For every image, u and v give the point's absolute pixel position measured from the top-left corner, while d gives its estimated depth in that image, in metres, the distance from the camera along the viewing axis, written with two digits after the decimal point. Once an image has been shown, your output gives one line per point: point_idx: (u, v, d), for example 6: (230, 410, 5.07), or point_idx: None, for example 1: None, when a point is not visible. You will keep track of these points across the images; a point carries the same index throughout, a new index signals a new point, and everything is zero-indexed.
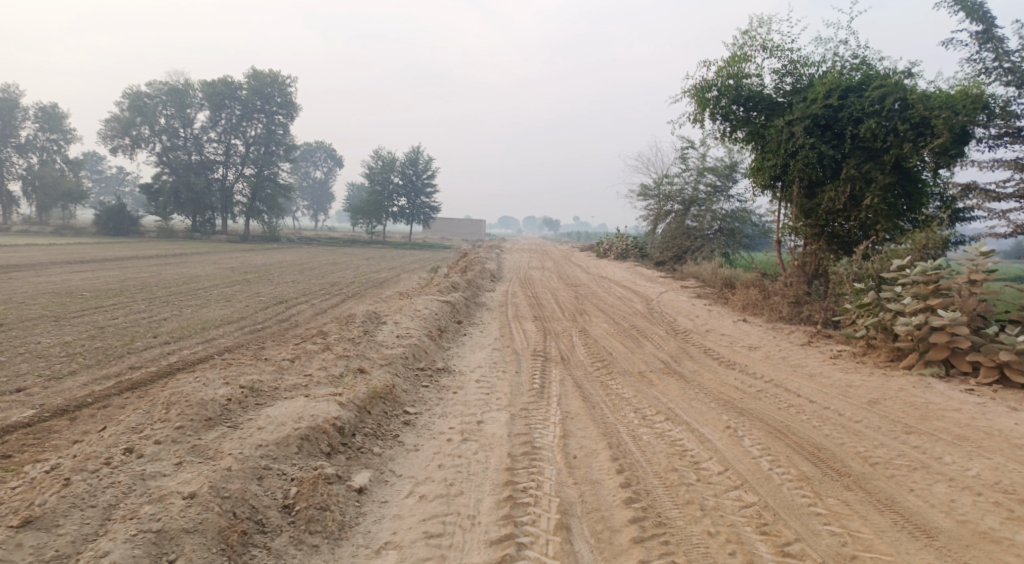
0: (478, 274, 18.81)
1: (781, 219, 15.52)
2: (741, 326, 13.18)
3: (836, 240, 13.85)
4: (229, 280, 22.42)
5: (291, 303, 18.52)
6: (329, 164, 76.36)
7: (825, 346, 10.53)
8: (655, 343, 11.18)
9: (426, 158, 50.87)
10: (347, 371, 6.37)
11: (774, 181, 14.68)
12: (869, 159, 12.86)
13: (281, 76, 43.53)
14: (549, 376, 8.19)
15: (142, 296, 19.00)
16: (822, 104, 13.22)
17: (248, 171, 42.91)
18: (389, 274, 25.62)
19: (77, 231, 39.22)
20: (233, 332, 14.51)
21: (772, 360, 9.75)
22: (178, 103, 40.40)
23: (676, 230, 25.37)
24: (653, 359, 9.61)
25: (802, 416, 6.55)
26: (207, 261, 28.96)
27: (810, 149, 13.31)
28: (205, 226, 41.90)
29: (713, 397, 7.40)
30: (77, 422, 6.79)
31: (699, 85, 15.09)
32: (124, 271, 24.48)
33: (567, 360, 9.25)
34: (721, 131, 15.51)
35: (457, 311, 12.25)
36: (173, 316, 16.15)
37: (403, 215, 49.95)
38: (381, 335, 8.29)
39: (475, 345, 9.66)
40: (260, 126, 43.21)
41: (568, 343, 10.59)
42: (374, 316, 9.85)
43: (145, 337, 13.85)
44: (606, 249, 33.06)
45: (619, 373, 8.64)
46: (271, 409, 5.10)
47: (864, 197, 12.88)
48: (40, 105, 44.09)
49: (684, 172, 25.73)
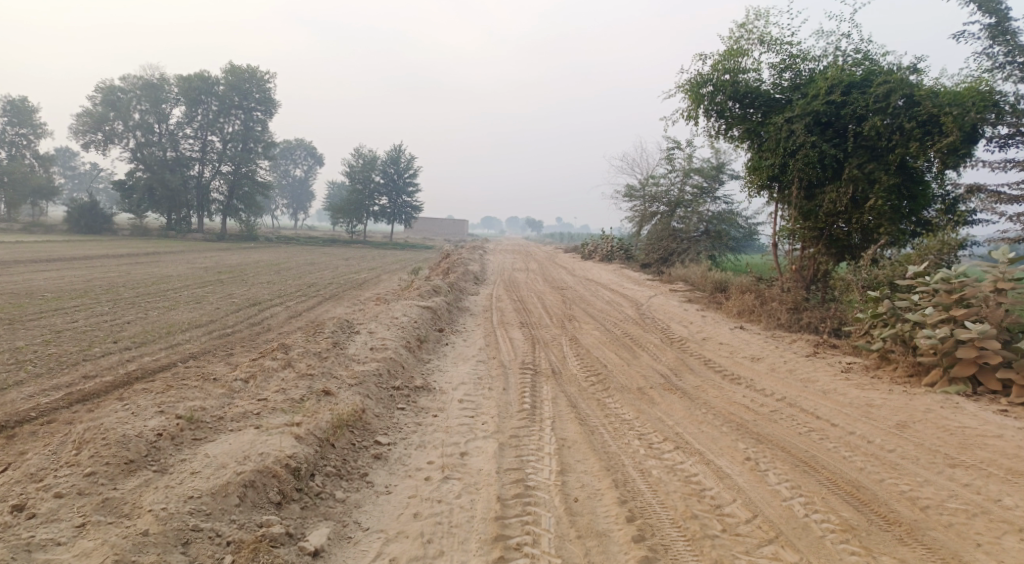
0: (460, 277, 17.98)
1: (776, 222, 14.83)
2: (739, 334, 12.48)
3: (836, 244, 13.19)
4: (201, 281, 21.36)
5: (265, 305, 17.54)
6: (309, 163, 75.05)
7: (833, 358, 9.83)
8: (651, 353, 10.43)
9: (407, 157, 49.86)
10: (310, 394, 5.50)
11: (771, 182, 13.98)
12: (873, 159, 12.20)
13: (260, 72, 42.31)
14: (539, 394, 7.37)
15: (108, 297, 17.92)
16: (823, 101, 12.55)
17: (225, 169, 41.62)
18: (369, 275, 24.69)
19: (46, 229, 37.70)
20: (201, 337, 13.54)
21: (779, 374, 9.04)
22: (152, 98, 39.07)
23: (662, 231, 24.58)
24: (652, 372, 8.85)
25: (828, 444, 5.81)
26: (180, 260, 27.75)
27: (810, 147, 12.63)
28: (181, 224, 40.61)
29: (724, 419, 6.63)
30: (5, 444, 5.88)
31: (695, 80, 14.42)
32: (90, 270, 23.25)
33: (559, 374, 8.45)
34: (715, 129, 14.80)
35: (439, 318, 11.43)
36: (137, 319, 15.12)
37: (383, 214, 48.79)
38: (353, 347, 7.45)
39: (458, 357, 8.83)
40: (237, 122, 41.91)
41: (558, 353, 9.79)
42: (346, 324, 8.97)
43: (105, 342, 12.83)
44: (590, 251, 32.38)
45: (616, 389, 7.85)
46: (212, 445, 4.25)
47: (867, 198, 12.19)
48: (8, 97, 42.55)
49: (671, 172, 25.10)
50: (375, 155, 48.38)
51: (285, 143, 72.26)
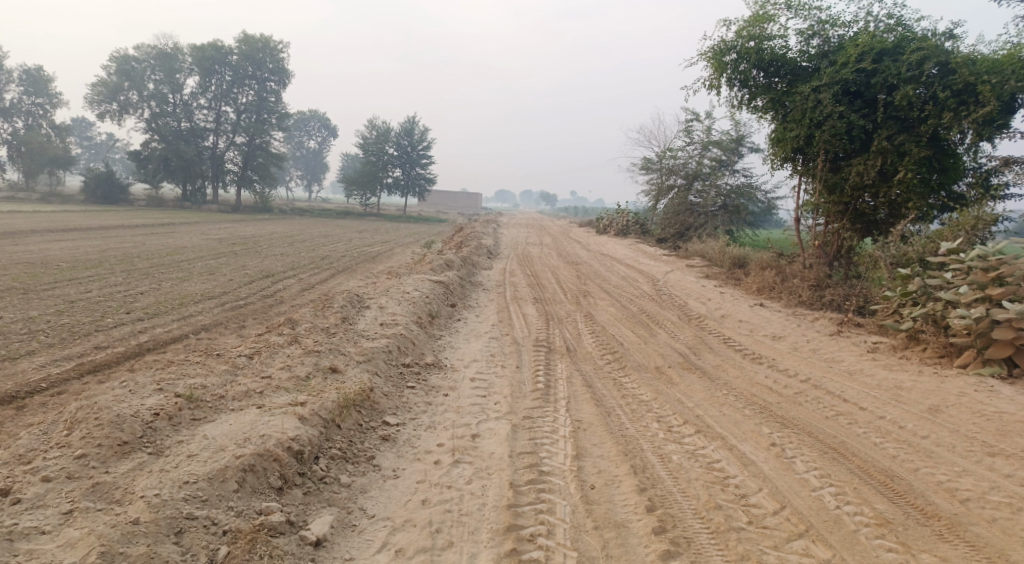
0: (474, 251, 17.71)
1: (799, 196, 14.39)
2: (759, 312, 12.16)
3: (861, 219, 12.77)
4: (214, 252, 21.25)
5: (279, 277, 17.41)
6: (323, 134, 74.63)
7: (858, 337, 9.51)
8: (669, 330, 10.16)
9: (421, 129, 49.38)
10: (316, 371, 5.31)
11: (795, 154, 13.51)
12: (903, 131, 11.71)
13: (274, 42, 41.83)
14: (554, 372, 7.14)
15: (122, 267, 17.85)
16: (852, 69, 12.03)
17: (240, 140, 41.39)
18: (382, 248, 24.50)
19: (63, 199, 37.81)
20: (214, 308, 13.43)
21: (802, 354, 8.75)
22: (166, 67, 38.78)
23: (679, 206, 24.10)
24: (669, 351, 8.59)
25: (857, 429, 5.54)
26: (194, 231, 27.65)
27: (838, 118, 12.16)
28: (196, 195, 40.57)
29: (747, 401, 6.37)
30: (14, 416, 5.77)
31: (718, 47, 13.91)
32: (106, 241, 23.21)
33: (574, 352, 8.20)
34: (738, 99, 14.31)
35: (452, 293, 11.21)
36: (151, 290, 15.03)
37: (397, 186, 48.51)
38: (362, 322, 7.25)
39: (470, 333, 8.61)
40: (251, 92, 41.55)
41: (574, 330, 9.55)
42: (356, 299, 8.75)
43: (118, 313, 12.74)
44: (605, 225, 31.93)
45: (633, 368, 7.60)
46: (211, 427, 4.07)
47: (895, 172, 11.71)
48: (24, 67, 42.45)
49: (689, 145, 24.55)
50: (389, 127, 47.90)
51: (298, 114, 71.82)
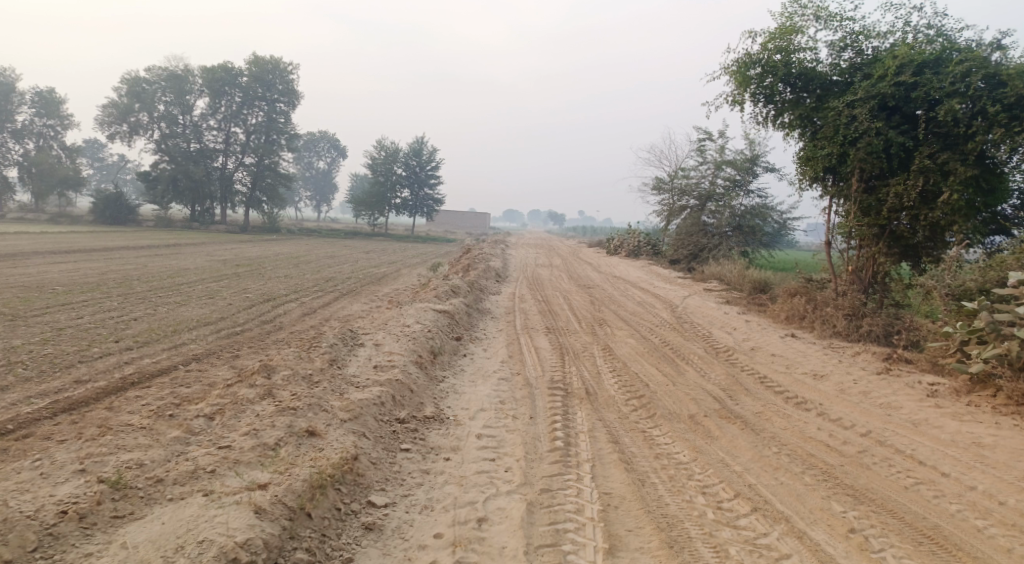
0: (482, 274, 16.77)
1: (830, 218, 13.38)
2: (791, 344, 11.18)
3: (899, 243, 11.72)
4: (217, 275, 20.41)
5: (280, 301, 16.52)
6: (332, 155, 74.33)
7: (911, 378, 8.50)
8: (698, 367, 9.19)
9: (430, 149, 48.99)
10: (290, 434, 4.39)
11: (826, 173, 12.53)
12: (946, 148, 10.72)
13: (283, 63, 41.41)
14: (573, 424, 6.15)
15: (120, 291, 17.00)
16: (890, 82, 11.09)
17: (249, 160, 40.84)
18: (389, 270, 23.60)
19: (72, 219, 37.23)
20: (208, 336, 12.50)
21: (851, 398, 7.73)
22: (176, 89, 38.38)
23: (691, 226, 23.11)
24: (702, 394, 7.59)
25: (949, 506, 4.54)
26: (199, 253, 26.85)
27: (874, 135, 11.21)
28: (205, 215, 39.99)
29: (804, 464, 5.40)
30: None
31: (741, 61, 13.07)
32: (106, 262, 22.43)
33: (595, 396, 7.21)
34: (763, 116, 13.41)
35: (457, 323, 10.29)
36: (145, 316, 14.14)
37: (405, 206, 47.91)
38: (353, 366, 6.33)
39: (477, 373, 7.64)
40: (261, 113, 41.03)
41: (593, 367, 8.58)
42: (349, 334, 7.82)
43: (106, 341, 11.83)
44: (615, 246, 30.95)
45: (664, 418, 6.59)
46: (135, 530, 3.39)
47: (939, 192, 10.66)
48: (36, 89, 42.29)
49: (702, 164, 23.70)
50: (397, 147, 47.45)
51: (307, 135, 71.62)
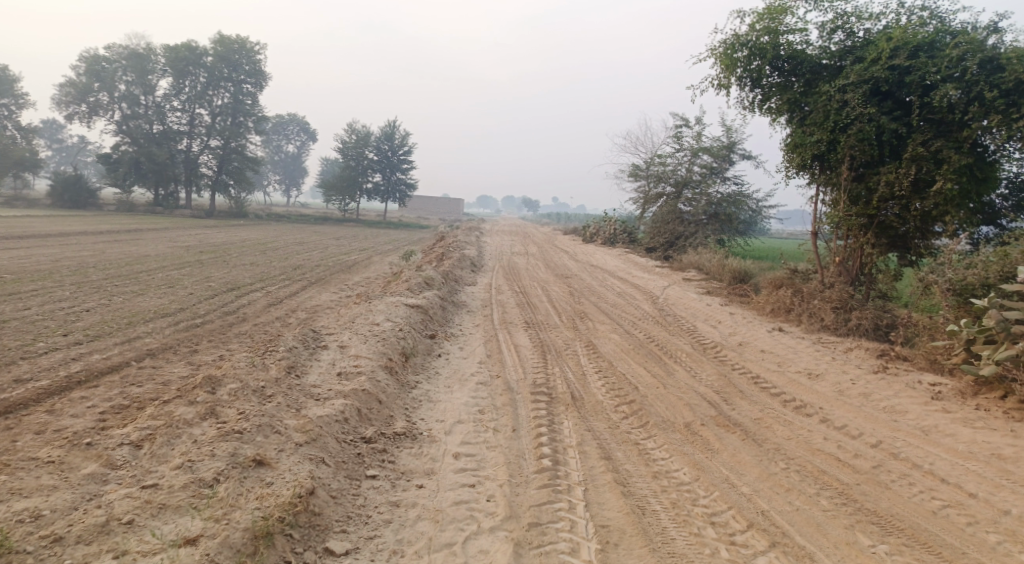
0: (456, 264, 16.06)
1: (816, 208, 12.87)
2: (779, 338, 10.75)
3: (887, 233, 11.23)
4: (179, 262, 19.35)
5: (245, 290, 15.63)
6: (302, 138, 72.60)
7: (910, 378, 8.09)
8: (686, 365, 8.68)
9: (401, 133, 47.96)
10: (233, 466, 3.80)
11: (814, 162, 11.98)
12: (939, 135, 10.23)
13: (250, 43, 39.94)
14: (560, 437, 5.56)
15: (73, 279, 15.91)
16: (884, 66, 10.56)
17: (215, 143, 39.36)
18: (361, 257, 22.76)
19: (29, 203, 35.50)
20: (166, 329, 11.63)
21: (851, 400, 7.25)
22: (138, 68, 36.64)
23: (668, 214, 22.69)
24: (695, 398, 7.03)
25: (987, 537, 4.18)
26: (162, 239, 25.60)
27: (867, 121, 10.68)
28: (169, 199, 38.49)
29: (814, 482, 4.91)
30: None
31: (728, 43, 12.51)
32: (61, 249, 21.18)
33: (581, 401, 6.62)
34: (749, 101, 12.86)
35: (431, 319, 9.63)
36: (98, 306, 13.16)
37: (377, 192, 46.87)
38: (314, 377, 5.66)
39: (452, 377, 6.97)
40: (227, 95, 39.55)
41: (577, 368, 7.98)
42: (310, 334, 7.09)
43: (53, 335, 10.88)
44: (590, 234, 30.35)
45: (658, 427, 6.02)
46: None
47: (932, 181, 10.16)
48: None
49: (678, 151, 23.20)
50: (368, 131, 46.33)
51: (275, 118, 69.76)
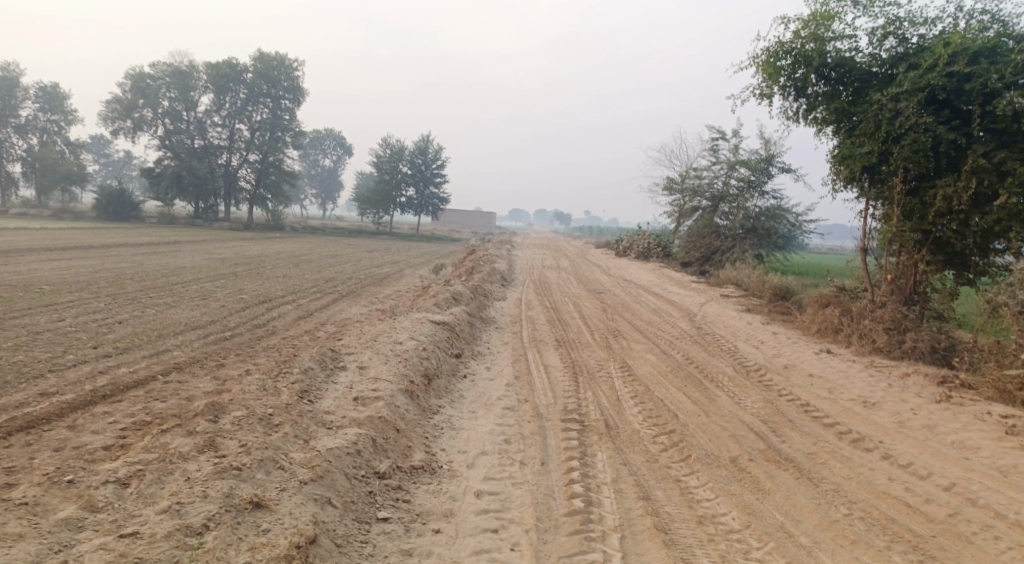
0: (486, 278, 15.68)
1: (866, 223, 11.99)
2: (828, 361, 10.09)
3: (944, 250, 10.28)
4: (213, 274, 19.29)
5: (276, 303, 15.44)
6: (338, 152, 73.37)
7: (977, 409, 7.41)
8: (729, 390, 8.11)
9: (435, 147, 47.78)
10: (226, 510, 3.58)
11: (863, 175, 11.05)
12: (1003, 146, 9.25)
13: (289, 60, 40.39)
14: (594, 471, 5.07)
15: (109, 291, 15.90)
16: (941, 73, 9.60)
17: (253, 157, 39.82)
18: (392, 270, 22.52)
19: (75, 216, 36.27)
20: (195, 342, 11.42)
21: (914, 434, 6.61)
22: (181, 85, 37.25)
23: (704, 228, 22.01)
24: (741, 428, 6.46)
25: None
26: (199, 250, 25.70)
27: (922, 131, 9.74)
28: (208, 212, 38.98)
29: (879, 533, 4.37)
30: None
31: (770, 50, 11.82)
32: (101, 260, 21.36)
33: (615, 430, 6.12)
34: (793, 112, 12.14)
35: (458, 337, 9.23)
36: (131, 318, 13.05)
37: (410, 205, 46.79)
38: (327, 403, 5.27)
39: (478, 401, 6.53)
40: (266, 110, 40.02)
41: (612, 392, 7.46)
42: (329, 355, 6.73)
43: (83, 347, 10.75)
44: (623, 248, 29.66)
45: (701, 462, 5.49)
46: None
47: (996, 196, 9.18)
48: (40, 83, 41.30)
49: (714, 164, 22.54)
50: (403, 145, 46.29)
51: (312, 133, 70.68)
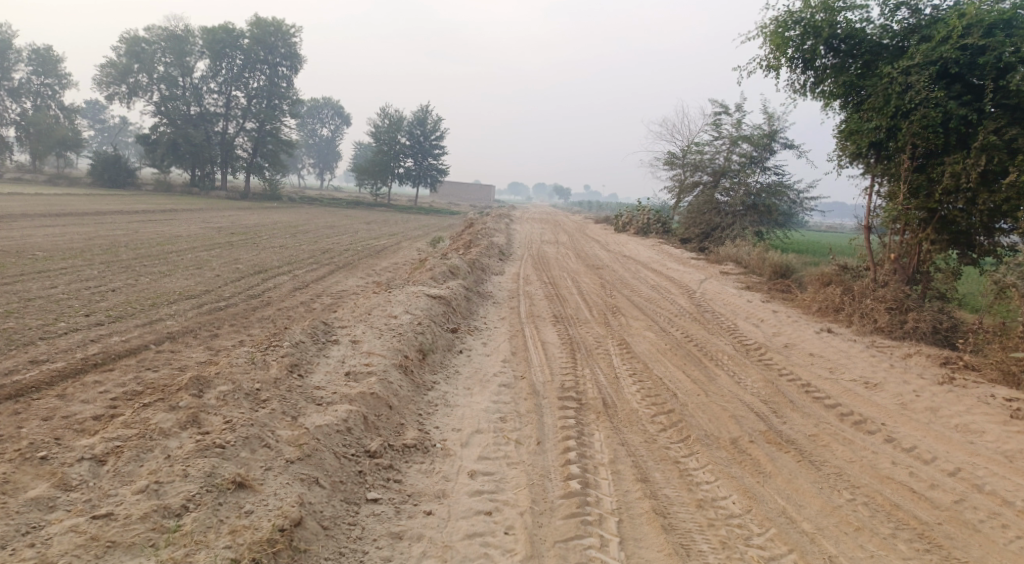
0: (484, 252, 15.49)
1: (870, 201, 11.76)
2: (828, 340, 9.96)
3: (949, 229, 10.06)
4: (209, 243, 19.05)
5: (271, 273, 15.24)
6: (337, 122, 72.58)
7: (981, 392, 7.28)
8: (729, 369, 7.98)
9: (434, 118, 47.15)
10: (207, 490, 3.47)
11: (870, 151, 10.78)
12: (1015, 123, 8.98)
13: (286, 26, 39.63)
14: (591, 452, 4.94)
15: (103, 259, 15.68)
16: (954, 46, 9.28)
17: (250, 125, 39.26)
18: (390, 242, 22.29)
19: (71, 182, 35.84)
20: (188, 311, 11.24)
21: (917, 416, 6.49)
22: (177, 50, 36.55)
23: (705, 204, 21.75)
24: (741, 408, 6.33)
25: None
26: (195, 219, 25.40)
27: (932, 105, 9.45)
28: (205, 180, 38.54)
29: (883, 520, 4.26)
30: None
31: (779, 20, 11.46)
32: (95, 227, 21.08)
33: (613, 408, 5.98)
34: (800, 85, 11.82)
35: (454, 311, 9.06)
36: (124, 287, 12.85)
37: (408, 176, 46.38)
38: (317, 378, 5.12)
39: (473, 377, 6.37)
40: (263, 77, 39.37)
41: (610, 370, 7.31)
42: (321, 328, 6.56)
43: (75, 315, 10.57)
44: (623, 222, 29.38)
45: (701, 443, 5.36)
46: None
47: (1005, 174, 8.93)
48: (34, 46, 40.54)
49: (716, 139, 22.22)
50: (401, 115, 45.76)
51: (310, 101, 69.80)
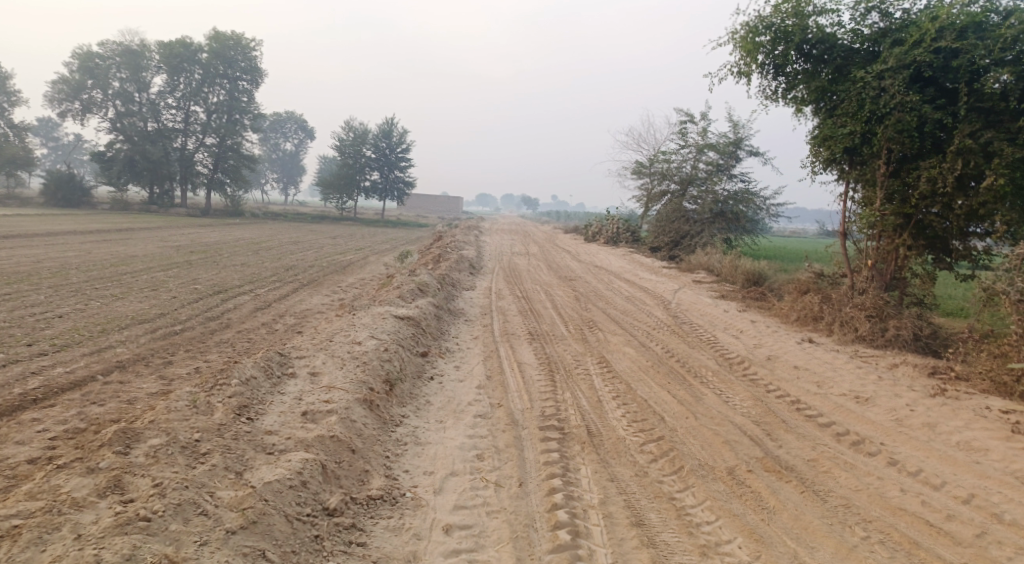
0: (453, 266, 14.97)
1: (845, 208, 11.49)
2: (811, 351, 9.65)
3: (924, 234, 9.74)
4: (166, 263, 18.17)
5: (231, 293, 14.49)
6: (300, 136, 71.49)
7: (975, 404, 7.01)
8: (716, 386, 7.57)
9: (399, 130, 46.59)
10: None
11: (844, 157, 10.47)
12: (989, 126, 8.68)
13: (246, 39, 38.73)
14: (579, 491, 4.47)
15: (51, 282, 14.76)
16: (928, 49, 9.03)
17: (210, 141, 38.14)
18: (356, 258, 21.59)
19: (21, 202, 34.33)
20: (141, 337, 10.48)
21: (914, 433, 6.17)
22: (132, 65, 35.39)
23: (673, 212, 21.52)
24: (733, 432, 5.91)
25: None
26: (153, 238, 24.38)
27: (906, 109, 9.16)
28: (164, 198, 37.29)
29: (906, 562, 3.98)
30: None
31: (749, 26, 11.17)
32: (45, 249, 20.01)
33: (598, 437, 5.50)
34: (772, 92, 11.53)
35: (425, 333, 8.52)
36: (73, 312, 12.02)
37: (374, 190, 45.62)
38: (267, 422, 4.59)
39: (445, 408, 5.84)
40: (223, 92, 38.36)
41: (592, 393, 6.83)
42: (276, 358, 5.96)
43: (15, 345, 9.75)
44: (592, 233, 29.10)
45: (696, 475, 4.90)
46: None
47: (982, 178, 8.62)
48: None
49: (683, 148, 22.09)
50: (365, 128, 45.13)
51: (273, 116, 68.62)
